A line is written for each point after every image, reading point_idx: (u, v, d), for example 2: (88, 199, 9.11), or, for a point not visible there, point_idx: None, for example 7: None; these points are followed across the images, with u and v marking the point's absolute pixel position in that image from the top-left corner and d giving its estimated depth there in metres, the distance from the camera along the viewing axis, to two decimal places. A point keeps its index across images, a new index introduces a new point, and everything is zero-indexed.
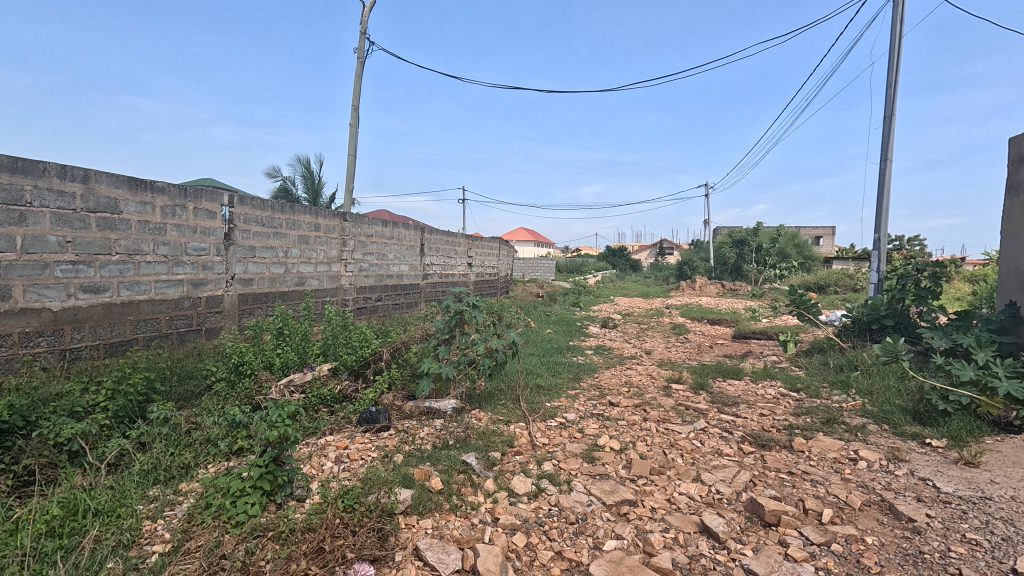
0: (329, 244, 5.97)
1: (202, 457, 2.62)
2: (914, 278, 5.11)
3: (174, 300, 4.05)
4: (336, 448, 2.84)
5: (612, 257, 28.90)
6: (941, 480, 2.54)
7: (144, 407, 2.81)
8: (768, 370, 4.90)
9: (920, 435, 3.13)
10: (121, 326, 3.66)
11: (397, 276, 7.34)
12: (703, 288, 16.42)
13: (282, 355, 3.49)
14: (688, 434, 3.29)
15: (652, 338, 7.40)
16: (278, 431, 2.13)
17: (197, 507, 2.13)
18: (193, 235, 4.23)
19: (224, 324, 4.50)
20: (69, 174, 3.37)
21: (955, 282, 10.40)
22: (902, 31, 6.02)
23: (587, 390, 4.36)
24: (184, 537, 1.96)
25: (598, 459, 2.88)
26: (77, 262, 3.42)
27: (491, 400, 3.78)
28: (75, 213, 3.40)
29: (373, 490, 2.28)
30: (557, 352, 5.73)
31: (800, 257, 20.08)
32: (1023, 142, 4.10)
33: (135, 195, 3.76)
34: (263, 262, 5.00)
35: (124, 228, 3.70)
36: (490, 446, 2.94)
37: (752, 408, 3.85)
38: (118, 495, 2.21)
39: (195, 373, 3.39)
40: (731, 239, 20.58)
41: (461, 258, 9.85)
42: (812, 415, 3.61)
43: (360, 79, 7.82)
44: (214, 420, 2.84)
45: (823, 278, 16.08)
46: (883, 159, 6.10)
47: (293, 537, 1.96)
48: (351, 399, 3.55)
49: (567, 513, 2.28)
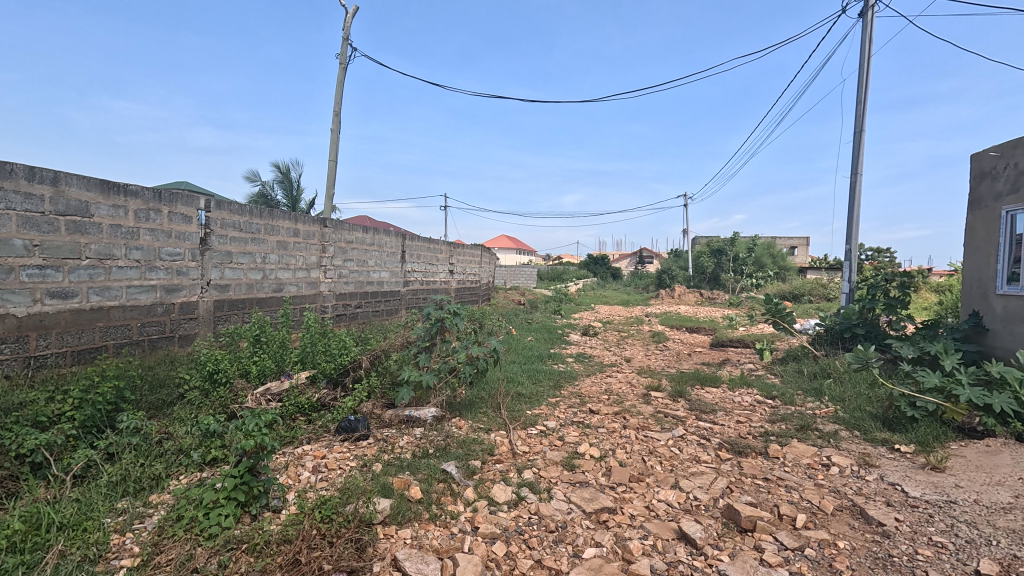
0: (309, 250, 5.90)
1: (174, 468, 2.55)
2: (883, 288, 5.28)
3: (146, 306, 3.95)
4: (313, 458, 2.80)
5: (593, 265, 29.15)
6: (909, 485, 2.61)
7: (113, 416, 2.73)
8: (744, 378, 4.99)
9: (889, 440, 3.23)
10: (89, 333, 3.56)
11: (377, 282, 7.29)
12: (682, 297, 16.64)
13: (259, 362, 3.43)
14: (666, 441, 3.33)
15: (632, 345, 7.48)
16: (254, 441, 2.09)
17: (168, 519, 2.07)
18: (168, 239, 4.14)
19: (198, 331, 4.40)
20: (37, 176, 3.27)
21: (923, 293, 10.78)
22: (871, 49, 6.26)
23: (568, 398, 4.38)
24: (154, 551, 1.90)
25: (578, 466, 2.88)
26: (44, 267, 3.32)
27: (472, 408, 3.77)
28: (43, 216, 3.31)
29: (351, 500, 2.25)
30: (538, 360, 5.75)
31: (775, 267, 20.55)
32: (985, 157, 4.28)
33: (107, 198, 3.67)
34: (240, 267, 4.91)
35: (95, 232, 3.60)
36: (470, 455, 2.93)
37: (729, 415, 3.92)
38: (84, 508, 2.14)
39: (167, 381, 3.30)
40: (710, 249, 20.99)
41: (443, 265, 9.84)
42: (787, 422, 3.68)
43: (342, 85, 7.78)
44: (186, 430, 2.76)
45: (798, 287, 16.47)
46: (854, 173, 6.31)
47: (268, 550, 1.91)
48: (329, 408, 3.50)
49: (546, 521, 2.29)
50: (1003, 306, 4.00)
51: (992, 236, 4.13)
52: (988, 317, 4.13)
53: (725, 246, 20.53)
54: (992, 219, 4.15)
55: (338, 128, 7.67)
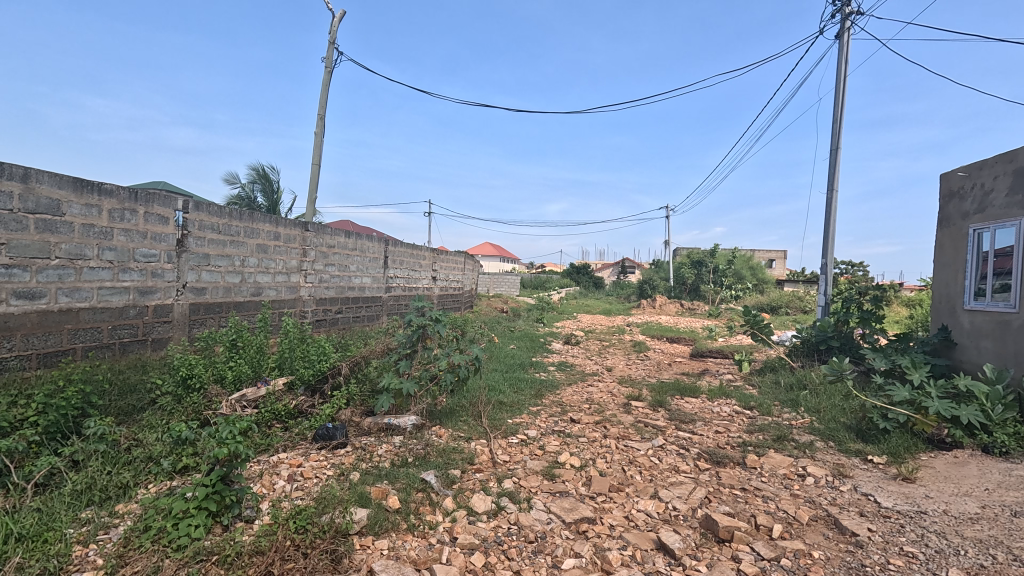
0: (289, 253, 5.81)
1: (142, 476, 2.46)
2: (857, 301, 5.40)
3: (117, 308, 3.84)
4: (290, 466, 2.74)
5: (577, 274, 29.25)
6: (882, 496, 2.66)
7: (79, 422, 2.64)
8: (723, 389, 5.04)
9: (863, 451, 3.29)
10: (56, 335, 3.44)
11: (359, 287, 7.20)
12: (663, 307, 16.82)
13: (236, 368, 3.37)
14: (646, 450, 3.35)
15: (613, 355, 7.51)
16: (228, 448, 2.03)
17: (134, 530, 2.00)
18: (143, 240, 4.04)
19: (173, 334, 4.30)
20: (7, 172, 3.17)
21: (895, 306, 11.11)
22: (847, 72, 6.47)
23: (549, 407, 4.38)
24: (119, 564, 1.84)
25: (559, 476, 2.88)
26: (10, 267, 3.21)
27: (452, 416, 3.73)
28: (12, 213, 3.20)
29: (328, 510, 2.20)
30: (521, 368, 5.73)
31: (753, 280, 20.94)
32: (953, 177, 4.43)
33: (80, 197, 3.57)
34: (217, 270, 4.81)
35: (66, 231, 3.50)
36: (449, 464, 2.90)
37: (708, 425, 3.94)
38: (46, 518, 2.05)
39: (137, 386, 3.21)
40: (692, 260, 21.33)
41: (426, 271, 9.81)
42: (765, 432, 3.73)
43: (327, 88, 7.72)
44: (157, 437, 2.68)
45: (776, 299, 16.80)
46: (830, 189, 6.47)
47: (239, 562, 1.86)
48: (306, 415, 3.43)
49: (526, 531, 2.27)
50: (970, 321, 4.13)
51: (960, 254, 4.27)
52: (956, 331, 4.26)
53: (705, 258, 20.86)
54: (960, 237, 4.29)
55: (322, 133, 7.61)
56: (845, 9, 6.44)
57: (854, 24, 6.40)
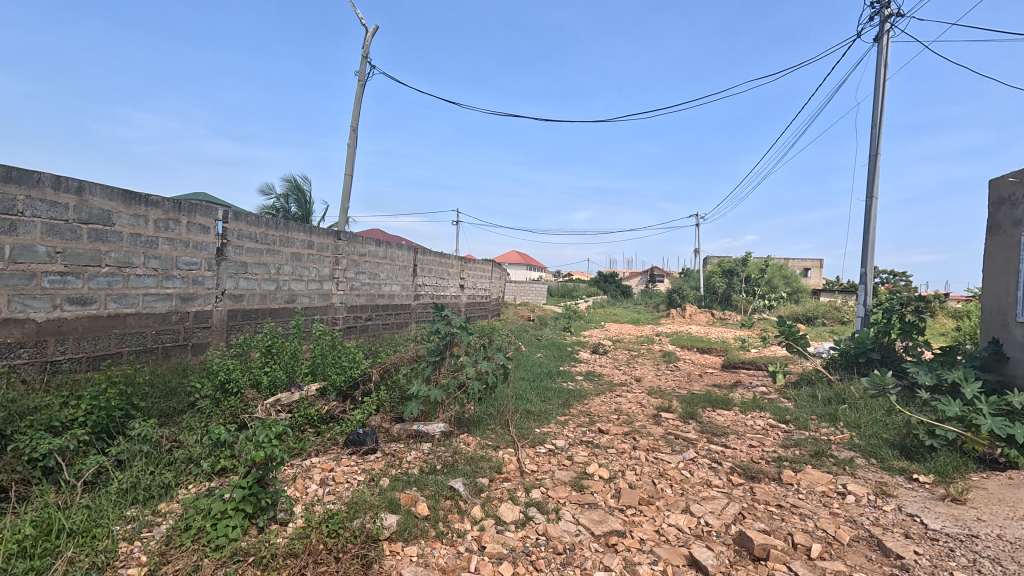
0: (322, 261, 5.97)
1: (183, 476, 2.55)
2: (898, 312, 5.20)
3: (161, 314, 4.01)
4: (322, 470, 2.79)
5: (604, 282, 29.02)
6: (929, 517, 2.53)
7: (124, 423, 2.75)
8: (757, 401, 4.89)
9: (908, 469, 3.15)
10: (105, 339, 3.61)
11: (388, 295, 7.33)
12: (693, 317, 16.50)
13: (271, 373, 3.45)
14: (677, 463, 3.28)
15: (642, 365, 7.39)
16: (265, 451, 2.10)
17: (176, 529, 2.07)
18: (186, 249, 4.21)
19: (211, 340, 4.45)
20: (63, 185, 3.35)
21: (940, 318, 10.65)
22: (887, 75, 6.27)
23: (577, 417, 4.34)
24: (161, 561, 1.90)
25: (587, 487, 2.84)
26: (65, 274, 3.38)
27: (480, 424, 3.75)
28: (67, 224, 3.38)
29: (358, 515, 2.24)
30: (547, 377, 5.71)
31: (786, 289, 20.39)
32: (1002, 183, 4.24)
33: (128, 208, 3.75)
34: (254, 278, 4.97)
35: (115, 240, 3.67)
36: (477, 472, 2.90)
37: (741, 439, 3.84)
38: (94, 515, 2.14)
39: (178, 390, 3.32)
40: (722, 269, 20.95)
41: (454, 279, 9.93)
42: (801, 447, 3.61)
43: (359, 101, 7.94)
44: (197, 438, 2.78)
45: (812, 310, 16.30)
46: (870, 196, 6.26)
47: (275, 563, 1.90)
48: (338, 420, 3.50)
49: (554, 542, 2.25)
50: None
51: (1012, 263, 4.07)
52: (1008, 345, 4.05)
53: (736, 266, 20.39)
54: (1011, 246, 4.08)
55: (355, 144, 7.80)
56: (884, 11, 6.26)
57: (894, 26, 6.22)
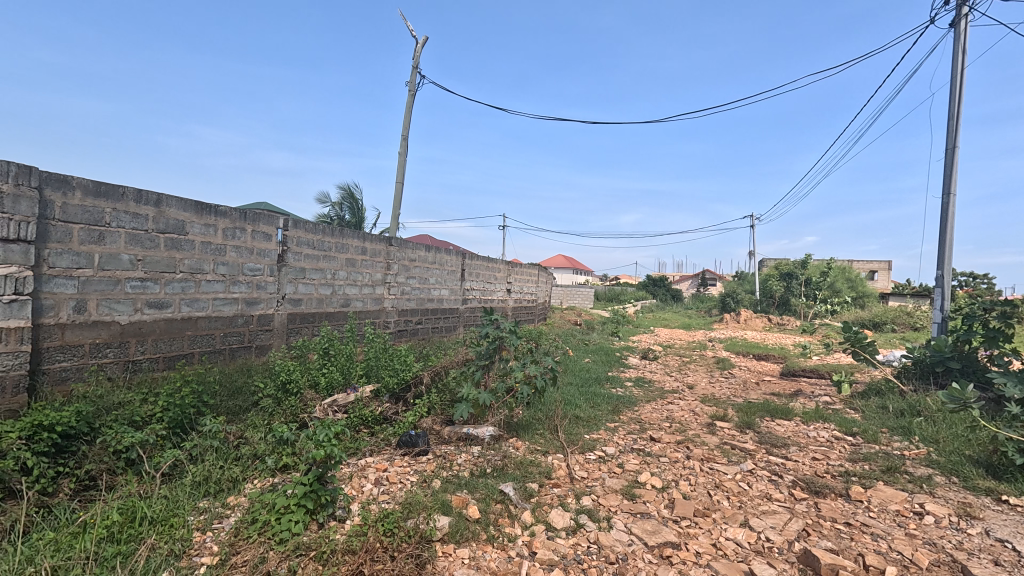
0: (375, 266, 6.16)
1: (249, 471, 2.70)
2: (981, 318, 4.79)
3: (228, 317, 4.26)
4: (376, 470, 2.87)
5: (653, 286, 28.39)
6: (1022, 543, 2.31)
7: (195, 419, 2.94)
8: (820, 412, 4.63)
9: (995, 490, 2.88)
10: (179, 341, 3.87)
11: (437, 299, 7.47)
12: (748, 322, 15.85)
13: (328, 375, 3.59)
14: (734, 475, 3.15)
15: (694, 371, 7.17)
16: (325, 450, 2.18)
17: (244, 521, 2.18)
18: (250, 256, 4.46)
19: (273, 342, 4.69)
20: (143, 198, 3.62)
21: None
22: (965, 63, 5.82)
23: (627, 424, 4.26)
24: (231, 551, 2.01)
25: (639, 496, 2.78)
26: (145, 280, 3.64)
27: (529, 429, 3.74)
28: (147, 233, 3.64)
29: (412, 515, 2.29)
30: (596, 382, 5.63)
31: (851, 293, 19.24)
32: None
33: (200, 218, 4.01)
34: (312, 283, 5.20)
35: (188, 248, 3.94)
36: (527, 477, 2.90)
37: (804, 451, 3.65)
38: (172, 505, 2.30)
39: (243, 389, 3.51)
40: (779, 271, 20.03)
41: (501, 284, 9.99)
42: (871, 462, 3.38)
43: (410, 111, 8.16)
44: (261, 436, 2.93)
45: (879, 315, 15.30)
46: (946, 193, 5.81)
47: (334, 559, 1.97)
48: (390, 421, 3.59)
49: (606, 551, 2.21)
50: None
51: None
52: None
53: (795, 269, 19.44)
54: None
55: (405, 152, 8.03)
56: None
57: (972, 10, 5.77)
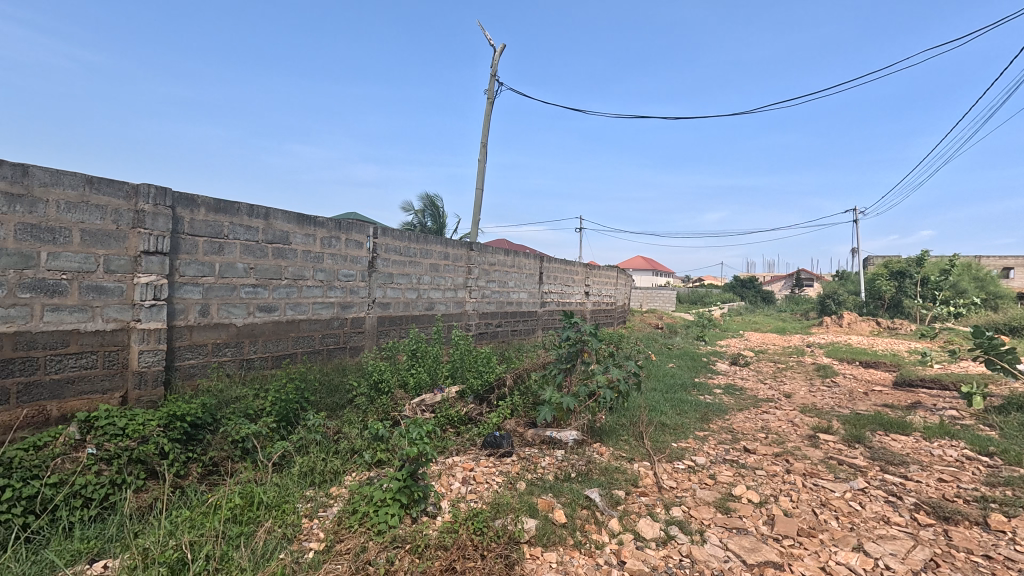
0: (457, 271, 6.35)
1: (349, 464, 2.88)
2: None
3: (326, 319, 4.58)
4: (463, 470, 2.95)
5: (741, 287, 26.78)
6: None
7: (299, 413, 3.19)
8: (946, 427, 4.11)
9: None
10: (285, 341, 4.22)
11: (516, 302, 7.55)
12: (853, 326, 14.46)
13: (416, 375, 3.75)
14: (844, 493, 2.88)
15: (791, 379, 6.66)
16: (417, 448, 2.28)
17: (346, 511, 2.33)
18: (345, 263, 4.78)
19: (365, 343, 4.98)
20: (255, 212, 3.99)
21: None
22: None
23: (717, 433, 4.04)
24: (335, 539, 2.15)
25: (735, 510, 2.62)
26: (257, 286, 4.02)
27: (613, 434, 3.66)
28: (258, 244, 4.02)
29: (500, 516, 2.33)
30: (682, 389, 5.41)
31: (979, 293, 16.93)
32: None
33: (302, 229, 4.36)
34: (400, 287, 5.46)
35: (292, 257, 4.30)
36: (613, 484, 2.84)
37: (927, 471, 3.25)
38: (283, 492, 2.51)
39: (340, 387, 3.76)
40: (889, 270, 18.09)
41: (580, 287, 9.91)
42: (1014, 487, 2.94)
43: (489, 118, 8.35)
44: (357, 432, 3.12)
45: (1017, 318, 13.32)
46: None
47: (428, 553, 2.04)
48: (475, 422, 3.67)
49: (701, 567, 2.11)
50: None
51: None
52: None
53: (908, 267, 17.47)
54: None
55: (484, 159, 8.21)
56: None
57: None
